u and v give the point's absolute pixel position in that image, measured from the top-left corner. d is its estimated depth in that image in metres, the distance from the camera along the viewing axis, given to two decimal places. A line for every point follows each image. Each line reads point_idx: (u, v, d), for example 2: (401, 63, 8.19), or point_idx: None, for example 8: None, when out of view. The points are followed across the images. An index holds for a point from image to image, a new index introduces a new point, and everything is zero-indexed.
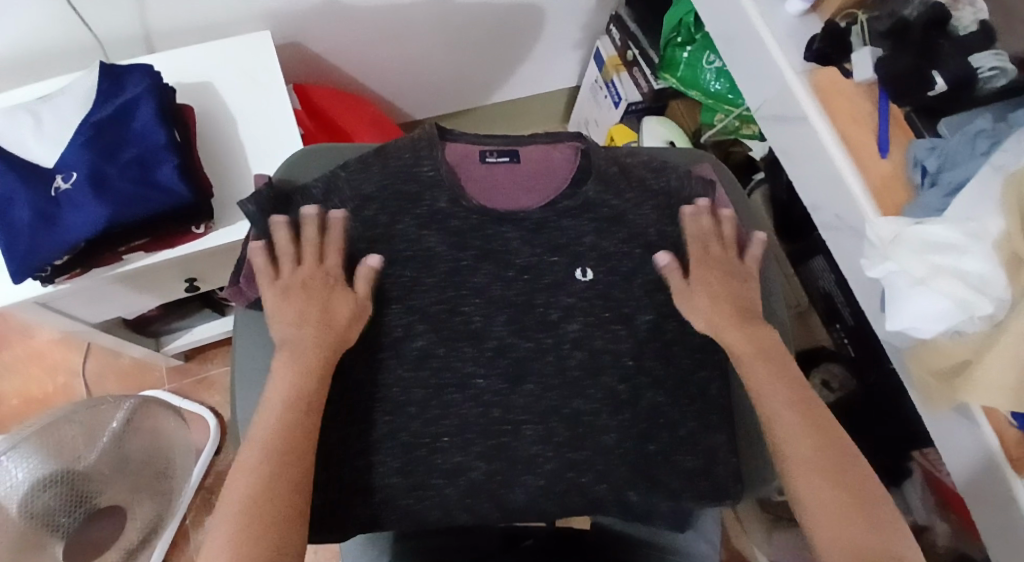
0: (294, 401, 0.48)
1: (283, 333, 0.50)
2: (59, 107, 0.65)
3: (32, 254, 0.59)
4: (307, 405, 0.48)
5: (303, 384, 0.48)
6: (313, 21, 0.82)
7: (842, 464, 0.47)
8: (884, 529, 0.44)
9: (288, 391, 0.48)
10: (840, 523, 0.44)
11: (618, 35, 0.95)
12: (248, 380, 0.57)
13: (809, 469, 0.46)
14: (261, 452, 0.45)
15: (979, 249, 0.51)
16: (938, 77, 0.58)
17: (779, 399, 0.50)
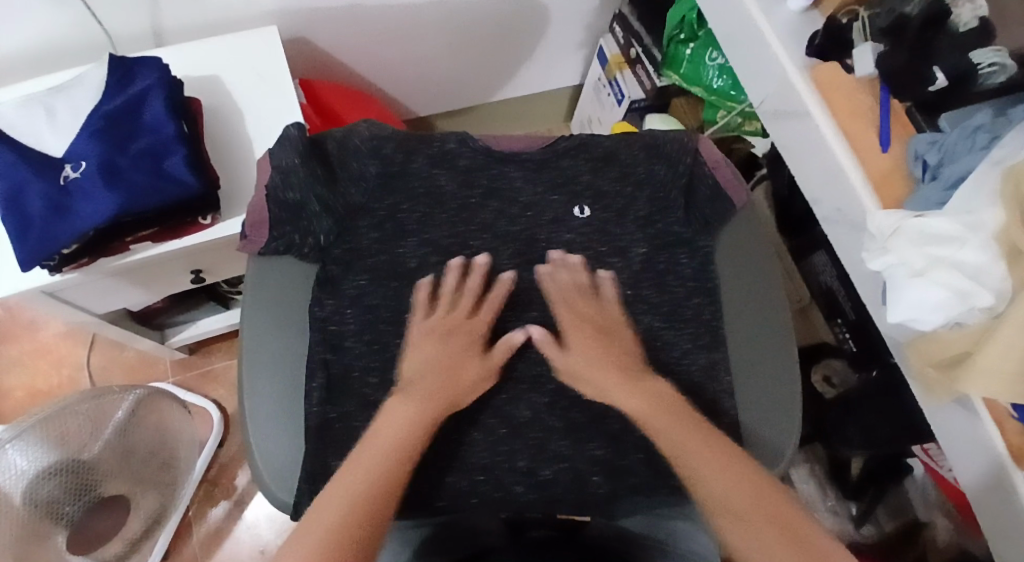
0: (385, 436, 0.49)
1: (412, 370, 0.55)
2: (70, 99, 0.66)
3: (42, 243, 0.60)
4: (398, 441, 0.49)
5: (398, 422, 0.51)
6: (319, 17, 0.82)
7: (756, 492, 0.46)
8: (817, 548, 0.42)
9: (409, 415, 0.51)
10: (757, 536, 0.43)
11: (622, 33, 0.96)
12: (253, 368, 0.57)
13: (719, 487, 0.46)
14: (383, 457, 0.48)
15: (977, 241, 0.52)
16: (939, 72, 0.59)
17: (678, 434, 0.51)
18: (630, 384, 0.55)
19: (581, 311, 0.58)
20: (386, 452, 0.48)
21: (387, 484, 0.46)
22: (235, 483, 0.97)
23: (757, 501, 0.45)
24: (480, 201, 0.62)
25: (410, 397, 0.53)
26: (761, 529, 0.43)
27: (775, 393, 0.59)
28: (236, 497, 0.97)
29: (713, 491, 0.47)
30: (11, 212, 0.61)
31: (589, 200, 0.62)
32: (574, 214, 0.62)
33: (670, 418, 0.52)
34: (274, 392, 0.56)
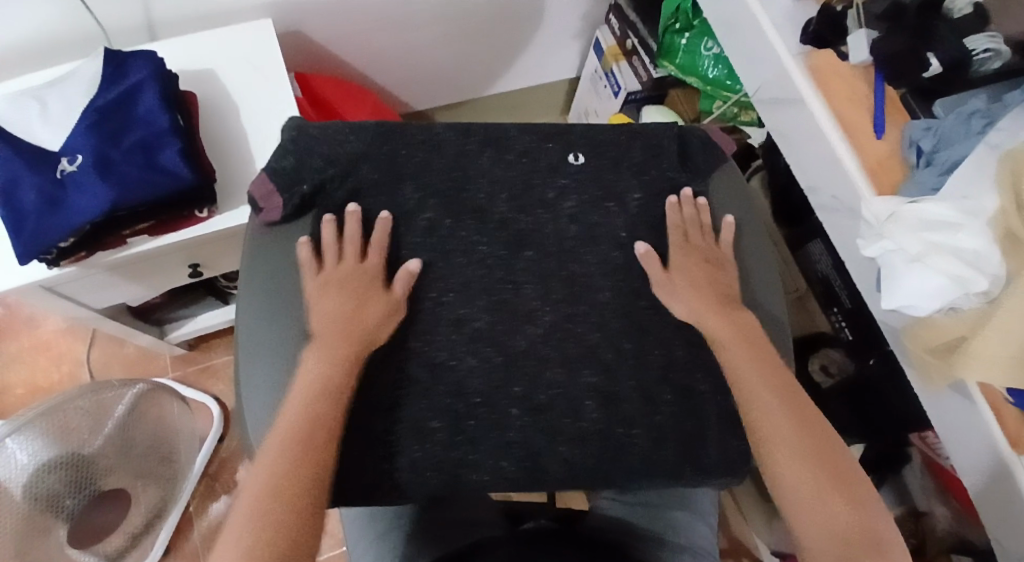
0: (309, 390, 0.49)
1: (317, 325, 0.53)
2: (65, 92, 0.66)
3: (39, 236, 0.60)
4: (323, 393, 0.49)
5: (314, 374, 0.50)
6: (315, 10, 0.83)
7: (820, 450, 0.49)
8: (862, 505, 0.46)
9: (315, 401, 0.49)
10: (822, 509, 0.46)
11: (617, 24, 0.96)
12: (251, 353, 0.54)
13: (797, 462, 0.48)
14: (282, 463, 0.46)
15: (974, 227, 0.52)
16: (933, 58, 0.58)
17: (763, 389, 0.52)
18: (735, 330, 0.55)
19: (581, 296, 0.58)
20: (320, 404, 0.49)
21: (310, 441, 0.47)
22: (235, 477, 0.98)
23: (816, 457, 0.49)
24: None
25: (318, 376, 0.50)
26: (825, 505, 0.46)
27: None
28: (236, 492, 0.97)
29: (785, 462, 0.49)
30: (7, 205, 0.61)
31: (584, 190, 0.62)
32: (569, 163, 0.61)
33: (778, 381, 0.53)
34: (270, 376, 0.53)
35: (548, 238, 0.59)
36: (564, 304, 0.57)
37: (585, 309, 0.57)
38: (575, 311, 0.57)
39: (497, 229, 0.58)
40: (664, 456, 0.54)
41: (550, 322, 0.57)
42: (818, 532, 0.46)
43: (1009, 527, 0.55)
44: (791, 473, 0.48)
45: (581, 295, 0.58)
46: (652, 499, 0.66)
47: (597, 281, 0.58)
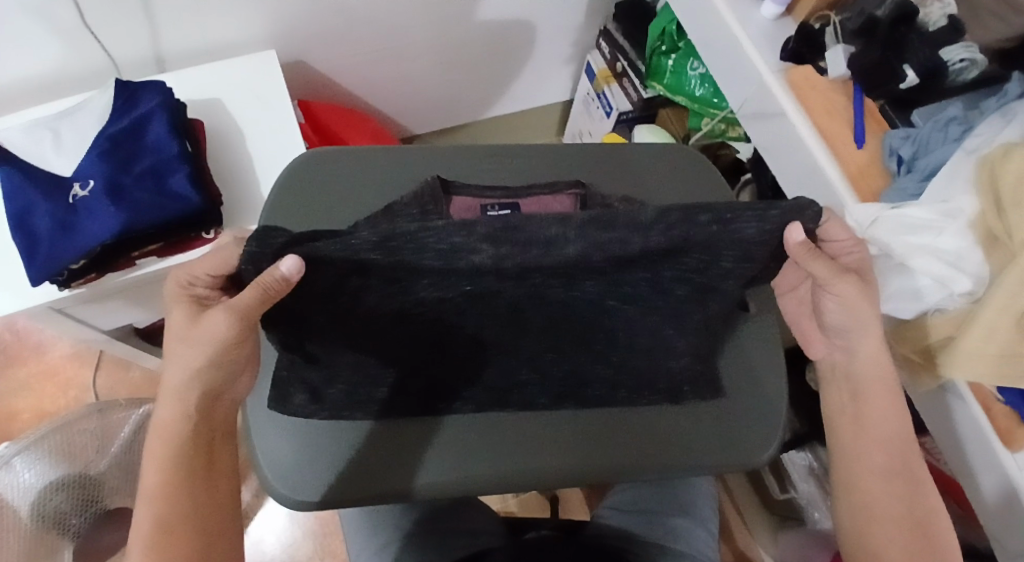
0: (170, 392, 0.45)
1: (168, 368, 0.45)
2: (77, 122, 0.70)
3: (51, 259, 0.63)
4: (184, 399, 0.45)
5: (178, 378, 0.45)
6: (318, 40, 0.87)
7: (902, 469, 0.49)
8: (919, 506, 0.49)
9: (171, 422, 0.45)
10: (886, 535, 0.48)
11: (607, 48, 1.00)
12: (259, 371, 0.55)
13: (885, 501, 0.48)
14: (158, 512, 0.43)
15: (953, 229, 0.54)
16: (908, 70, 0.62)
17: (881, 407, 0.50)
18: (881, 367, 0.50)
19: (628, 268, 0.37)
20: (177, 414, 0.45)
21: (183, 459, 0.45)
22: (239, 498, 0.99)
23: (901, 474, 0.49)
24: None
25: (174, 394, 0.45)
26: (896, 530, 0.48)
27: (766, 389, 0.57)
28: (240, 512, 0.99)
29: (863, 476, 0.50)
30: (20, 230, 0.64)
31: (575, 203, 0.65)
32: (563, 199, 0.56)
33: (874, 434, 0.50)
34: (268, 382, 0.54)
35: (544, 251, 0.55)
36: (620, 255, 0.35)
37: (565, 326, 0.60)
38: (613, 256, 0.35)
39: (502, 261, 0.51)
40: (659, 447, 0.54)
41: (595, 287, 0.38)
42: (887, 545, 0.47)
43: (1001, 523, 0.56)
44: (877, 501, 0.49)
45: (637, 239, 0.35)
46: (652, 506, 0.66)
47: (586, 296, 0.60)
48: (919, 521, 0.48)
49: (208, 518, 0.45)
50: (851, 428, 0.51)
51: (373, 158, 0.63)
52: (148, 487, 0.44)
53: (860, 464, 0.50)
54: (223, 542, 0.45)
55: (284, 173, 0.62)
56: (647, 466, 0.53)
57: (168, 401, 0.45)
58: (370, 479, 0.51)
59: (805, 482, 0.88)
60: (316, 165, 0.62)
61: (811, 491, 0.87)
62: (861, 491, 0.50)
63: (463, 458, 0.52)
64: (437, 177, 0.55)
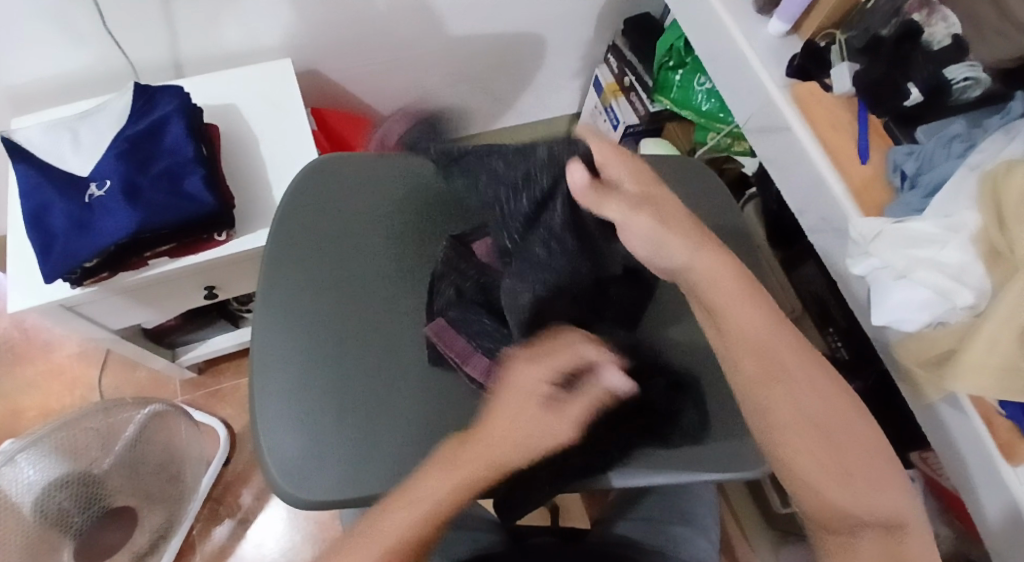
0: (490, 443, 0.46)
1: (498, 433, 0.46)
2: (96, 124, 0.71)
3: (66, 257, 0.64)
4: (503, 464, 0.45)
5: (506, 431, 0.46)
6: (333, 50, 0.88)
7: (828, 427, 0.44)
8: (864, 470, 0.43)
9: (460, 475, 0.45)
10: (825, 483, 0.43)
11: (615, 63, 1.02)
12: (268, 364, 0.56)
13: (797, 425, 0.44)
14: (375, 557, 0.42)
15: (957, 243, 0.54)
16: (912, 87, 0.63)
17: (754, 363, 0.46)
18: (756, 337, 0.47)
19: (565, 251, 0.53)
20: (464, 470, 0.45)
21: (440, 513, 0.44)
22: (239, 501, 0.99)
23: (841, 439, 0.44)
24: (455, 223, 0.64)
25: (473, 452, 0.45)
26: (852, 479, 0.42)
27: None
28: (240, 516, 0.99)
29: (800, 447, 0.44)
30: (35, 227, 0.65)
31: None
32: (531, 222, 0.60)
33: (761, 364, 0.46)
34: (287, 379, 0.55)
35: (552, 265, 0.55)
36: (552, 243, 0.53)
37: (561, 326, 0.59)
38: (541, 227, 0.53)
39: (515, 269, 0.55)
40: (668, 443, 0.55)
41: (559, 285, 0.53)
42: (817, 503, 0.43)
43: (1002, 537, 0.56)
44: (797, 451, 0.44)
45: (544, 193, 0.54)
46: (654, 514, 0.67)
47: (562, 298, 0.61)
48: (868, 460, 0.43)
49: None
50: (763, 412, 0.45)
51: (366, 174, 0.64)
52: (376, 530, 0.43)
53: (787, 437, 0.44)
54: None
55: (284, 202, 0.62)
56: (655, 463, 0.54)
57: (443, 473, 0.45)
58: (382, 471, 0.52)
59: None
60: (333, 164, 0.64)
61: None
62: (792, 460, 0.44)
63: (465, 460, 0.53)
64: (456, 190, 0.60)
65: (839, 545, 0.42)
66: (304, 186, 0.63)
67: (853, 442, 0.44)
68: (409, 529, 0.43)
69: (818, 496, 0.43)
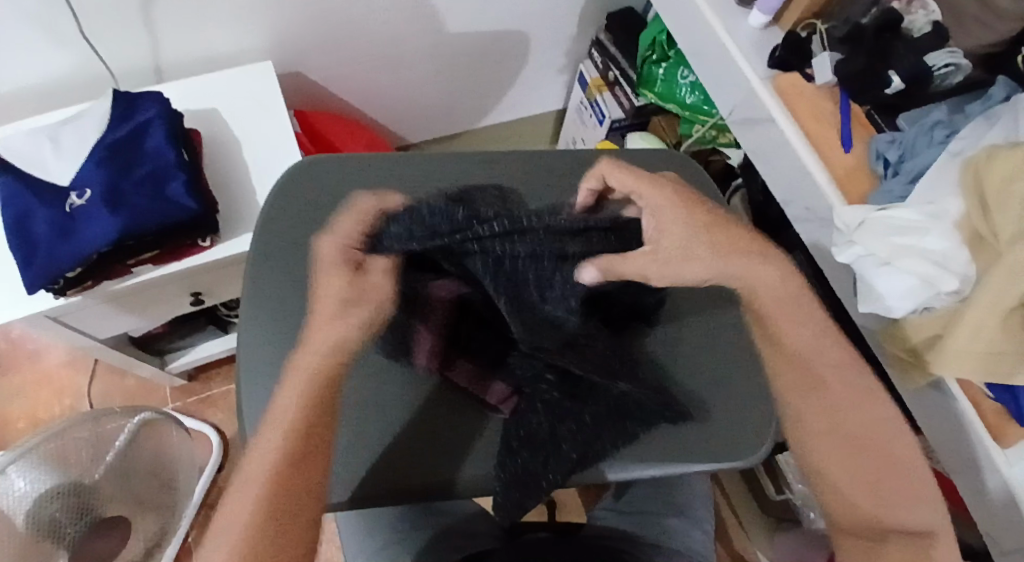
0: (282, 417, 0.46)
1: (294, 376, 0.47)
2: (75, 130, 0.70)
3: (48, 266, 0.63)
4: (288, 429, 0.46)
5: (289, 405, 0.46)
6: (315, 51, 0.88)
7: (858, 442, 0.48)
8: (898, 473, 0.48)
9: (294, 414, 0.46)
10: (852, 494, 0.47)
11: (599, 58, 1.02)
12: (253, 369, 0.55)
13: (825, 436, 0.48)
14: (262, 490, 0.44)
15: (940, 229, 0.55)
16: (894, 75, 0.63)
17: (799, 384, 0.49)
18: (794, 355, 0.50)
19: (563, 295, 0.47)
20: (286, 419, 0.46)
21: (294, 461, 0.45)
22: None
23: (865, 446, 0.48)
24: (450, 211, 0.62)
25: (305, 358, 0.47)
26: (880, 490, 0.47)
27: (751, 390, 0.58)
28: None
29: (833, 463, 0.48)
30: (16, 236, 0.64)
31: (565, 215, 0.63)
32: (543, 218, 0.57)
33: (805, 383, 0.49)
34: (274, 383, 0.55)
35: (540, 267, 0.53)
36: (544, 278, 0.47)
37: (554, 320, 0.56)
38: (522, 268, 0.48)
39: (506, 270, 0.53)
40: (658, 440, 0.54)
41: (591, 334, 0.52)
42: (843, 513, 0.48)
43: (993, 519, 0.56)
44: (823, 462, 0.48)
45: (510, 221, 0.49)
46: (647, 508, 0.67)
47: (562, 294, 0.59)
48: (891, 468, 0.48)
49: (292, 491, 0.45)
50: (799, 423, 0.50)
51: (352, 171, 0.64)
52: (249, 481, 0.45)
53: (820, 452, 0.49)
54: (296, 514, 0.45)
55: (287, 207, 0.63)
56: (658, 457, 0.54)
57: (292, 386, 0.47)
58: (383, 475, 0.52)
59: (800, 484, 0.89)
60: (324, 162, 0.64)
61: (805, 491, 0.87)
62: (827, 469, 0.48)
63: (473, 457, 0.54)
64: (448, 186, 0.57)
65: (865, 547, 0.47)
66: (295, 183, 0.62)
67: (890, 456, 0.48)
68: (278, 453, 0.45)
69: (841, 503, 0.48)
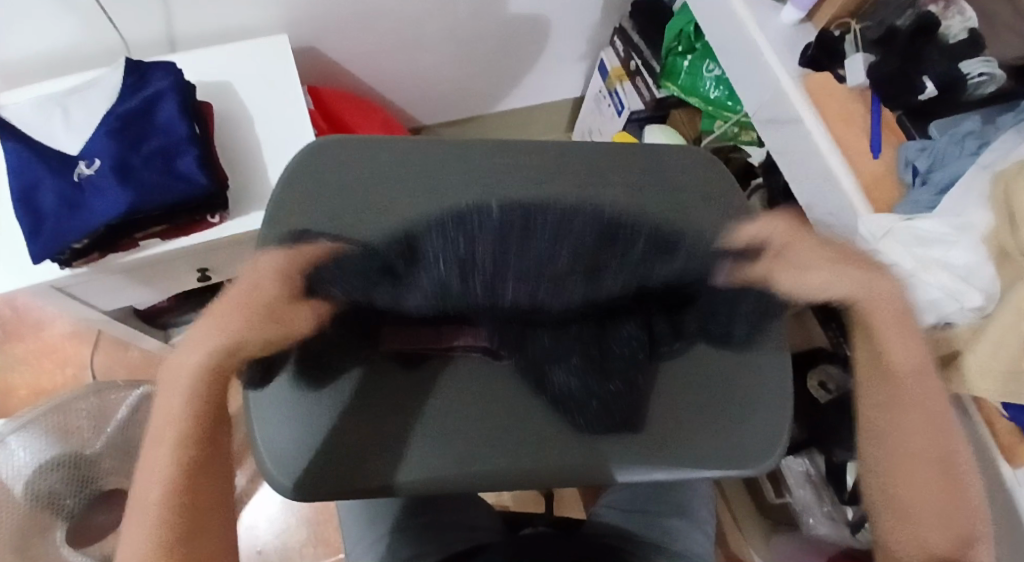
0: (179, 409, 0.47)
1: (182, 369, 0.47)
2: (87, 99, 0.69)
3: (56, 237, 0.62)
4: (188, 414, 0.47)
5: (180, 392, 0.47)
6: (333, 27, 0.86)
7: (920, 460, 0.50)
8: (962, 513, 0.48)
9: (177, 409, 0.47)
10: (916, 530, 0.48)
11: (621, 46, 0.99)
12: None
13: (893, 444, 0.51)
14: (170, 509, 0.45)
15: (967, 243, 0.54)
16: (927, 81, 0.61)
17: (883, 394, 0.52)
18: (915, 361, 0.52)
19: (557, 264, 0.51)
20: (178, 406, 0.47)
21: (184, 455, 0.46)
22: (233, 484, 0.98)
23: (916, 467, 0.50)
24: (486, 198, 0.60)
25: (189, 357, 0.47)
26: (932, 513, 0.48)
27: (773, 398, 0.56)
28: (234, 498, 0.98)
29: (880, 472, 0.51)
30: (24, 206, 0.63)
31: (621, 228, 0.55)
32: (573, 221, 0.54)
33: (923, 399, 0.51)
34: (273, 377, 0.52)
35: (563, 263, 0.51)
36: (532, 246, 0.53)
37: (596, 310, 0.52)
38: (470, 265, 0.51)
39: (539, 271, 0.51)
40: (665, 443, 0.53)
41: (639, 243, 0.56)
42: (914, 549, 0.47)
43: (997, 536, 0.56)
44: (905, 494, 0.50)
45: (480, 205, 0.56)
46: (650, 507, 0.66)
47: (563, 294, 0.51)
48: (955, 472, 0.50)
49: (199, 500, 0.46)
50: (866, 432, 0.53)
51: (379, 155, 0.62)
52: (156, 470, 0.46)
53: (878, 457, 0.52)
54: (201, 514, 0.46)
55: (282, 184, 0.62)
56: (652, 455, 0.52)
57: (174, 382, 0.47)
58: (356, 473, 0.49)
59: (801, 489, 0.89)
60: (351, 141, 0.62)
61: (807, 497, 0.89)
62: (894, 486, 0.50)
63: (445, 450, 0.51)
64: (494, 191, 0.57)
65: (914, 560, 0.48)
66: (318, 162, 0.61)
67: (954, 480, 0.49)
68: (174, 453, 0.46)
69: (918, 544, 0.48)
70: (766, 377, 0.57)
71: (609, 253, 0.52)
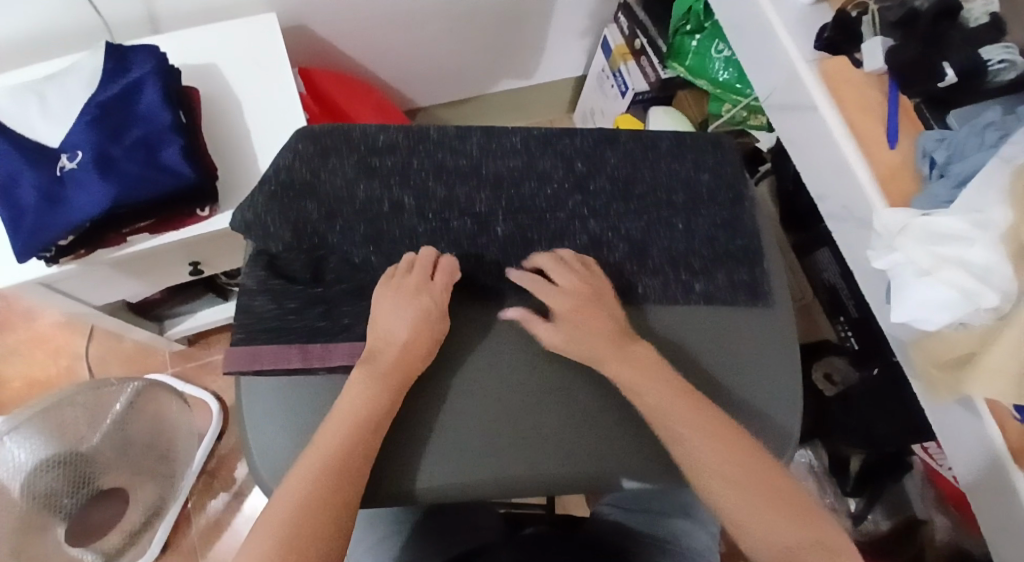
0: (345, 413, 0.47)
1: (352, 391, 0.48)
2: (64, 87, 0.65)
3: (37, 234, 0.59)
4: (358, 417, 0.47)
5: (360, 396, 0.48)
6: (321, 6, 0.82)
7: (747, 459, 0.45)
8: (808, 523, 0.42)
9: (361, 404, 0.47)
10: (769, 524, 0.42)
11: (626, 23, 0.95)
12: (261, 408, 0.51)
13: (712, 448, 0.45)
14: (345, 436, 0.45)
15: (984, 240, 0.50)
16: (947, 67, 0.57)
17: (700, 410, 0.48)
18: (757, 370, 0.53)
19: (515, 131, 0.62)
20: (344, 431, 0.46)
21: (334, 474, 0.43)
22: (234, 473, 0.98)
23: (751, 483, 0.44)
24: (438, 146, 0.60)
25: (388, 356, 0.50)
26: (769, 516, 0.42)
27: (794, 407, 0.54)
28: (235, 488, 0.97)
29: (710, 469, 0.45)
30: (5, 201, 0.60)
31: (596, 183, 0.60)
32: (559, 168, 0.61)
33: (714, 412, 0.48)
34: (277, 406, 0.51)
35: (572, 203, 0.60)
36: (533, 221, 0.59)
37: (611, 223, 0.59)
38: (469, 228, 0.58)
39: (559, 207, 0.59)
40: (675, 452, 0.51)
41: (699, 292, 0.57)
42: (769, 556, 0.41)
43: (1007, 536, 0.55)
44: (715, 467, 0.44)
45: (475, 159, 0.60)
46: (653, 505, 0.66)
47: (592, 211, 0.59)
48: (803, 505, 0.43)
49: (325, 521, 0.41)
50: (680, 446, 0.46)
51: (334, 140, 0.59)
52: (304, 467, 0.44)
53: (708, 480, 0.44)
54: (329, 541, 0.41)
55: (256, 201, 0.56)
56: (655, 465, 0.50)
57: (356, 387, 0.48)
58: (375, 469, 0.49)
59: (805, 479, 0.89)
60: (319, 130, 0.59)
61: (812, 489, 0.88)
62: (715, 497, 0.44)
63: (448, 456, 0.50)
64: (477, 142, 0.61)
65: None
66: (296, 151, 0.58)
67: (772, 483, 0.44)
68: (338, 442, 0.45)
69: (766, 540, 0.41)
70: (788, 369, 0.55)
71: (612, 199, 0.60)
